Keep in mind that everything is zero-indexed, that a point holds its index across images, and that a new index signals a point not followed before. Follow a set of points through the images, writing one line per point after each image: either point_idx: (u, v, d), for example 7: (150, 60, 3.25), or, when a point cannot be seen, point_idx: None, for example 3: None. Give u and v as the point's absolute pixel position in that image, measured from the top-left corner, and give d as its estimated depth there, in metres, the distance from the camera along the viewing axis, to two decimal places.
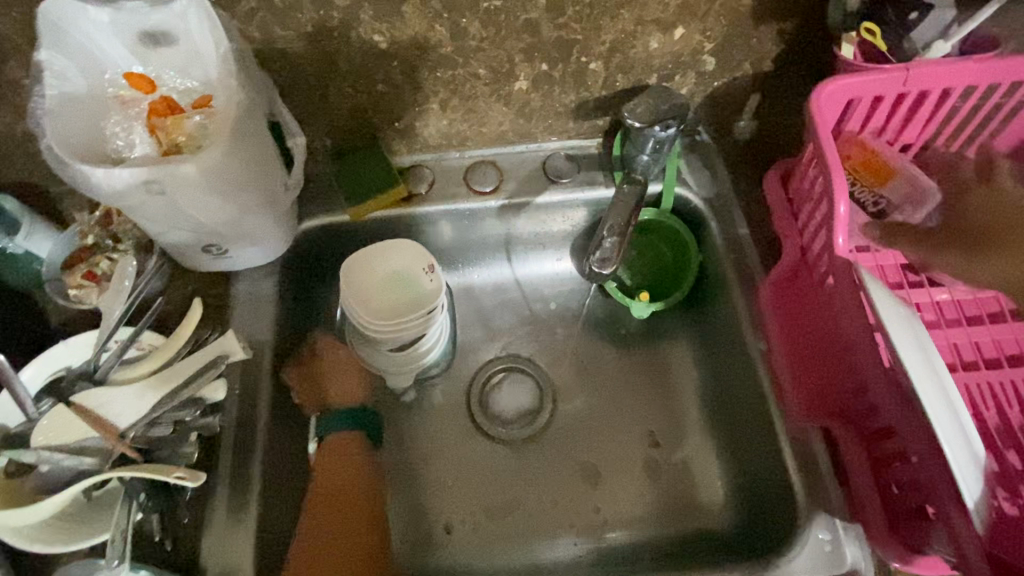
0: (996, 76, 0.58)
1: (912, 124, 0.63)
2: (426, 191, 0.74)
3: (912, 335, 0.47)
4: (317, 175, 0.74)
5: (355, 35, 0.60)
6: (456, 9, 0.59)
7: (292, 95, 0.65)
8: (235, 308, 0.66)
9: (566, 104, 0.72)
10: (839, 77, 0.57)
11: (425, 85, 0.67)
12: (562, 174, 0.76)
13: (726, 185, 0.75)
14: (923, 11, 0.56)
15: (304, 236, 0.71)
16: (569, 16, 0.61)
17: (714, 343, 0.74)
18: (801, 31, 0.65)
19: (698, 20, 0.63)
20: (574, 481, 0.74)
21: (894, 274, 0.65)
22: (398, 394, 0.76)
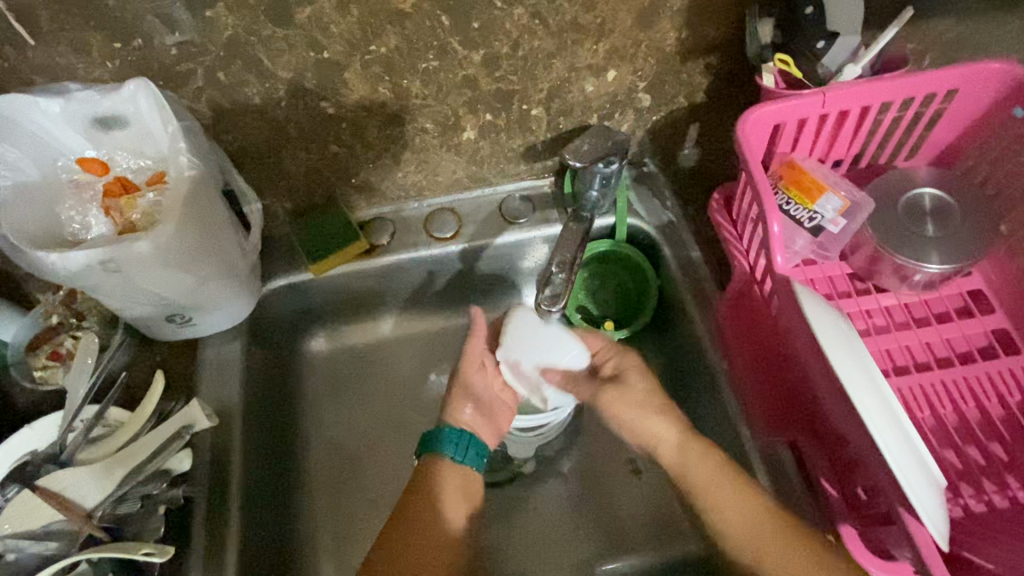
0: (908, 92, 0.61)
1: (839, 142, 0.66)
2: (388, 241, 0.76)
3: (846, 347, 0.48)
4: (281, 236, 0.76)
5: (303, 103, 0.62)
6: (396, 71, 0.61)
7: (248, 162, 0.67)
8: (203, 375, 0.66)
9: (515, 149, 0.75)
10: (761, 107, 0.60)
11: (375, 143, 0.69)
12: (519, 215, 0.79)
13: (677, 213, 0.79)
14: (828, 40, 0.58)
15: (267, 296, 0.73)
16: (504, 69, 0.64)
17: (680, 365, 0.77)
18: (725, 63, 0.69)
19: (628, 62, 0.67)
20: (562, 515, 0.75)
21: (841, 283, 0.66)
22: (376, 444, 0.77)
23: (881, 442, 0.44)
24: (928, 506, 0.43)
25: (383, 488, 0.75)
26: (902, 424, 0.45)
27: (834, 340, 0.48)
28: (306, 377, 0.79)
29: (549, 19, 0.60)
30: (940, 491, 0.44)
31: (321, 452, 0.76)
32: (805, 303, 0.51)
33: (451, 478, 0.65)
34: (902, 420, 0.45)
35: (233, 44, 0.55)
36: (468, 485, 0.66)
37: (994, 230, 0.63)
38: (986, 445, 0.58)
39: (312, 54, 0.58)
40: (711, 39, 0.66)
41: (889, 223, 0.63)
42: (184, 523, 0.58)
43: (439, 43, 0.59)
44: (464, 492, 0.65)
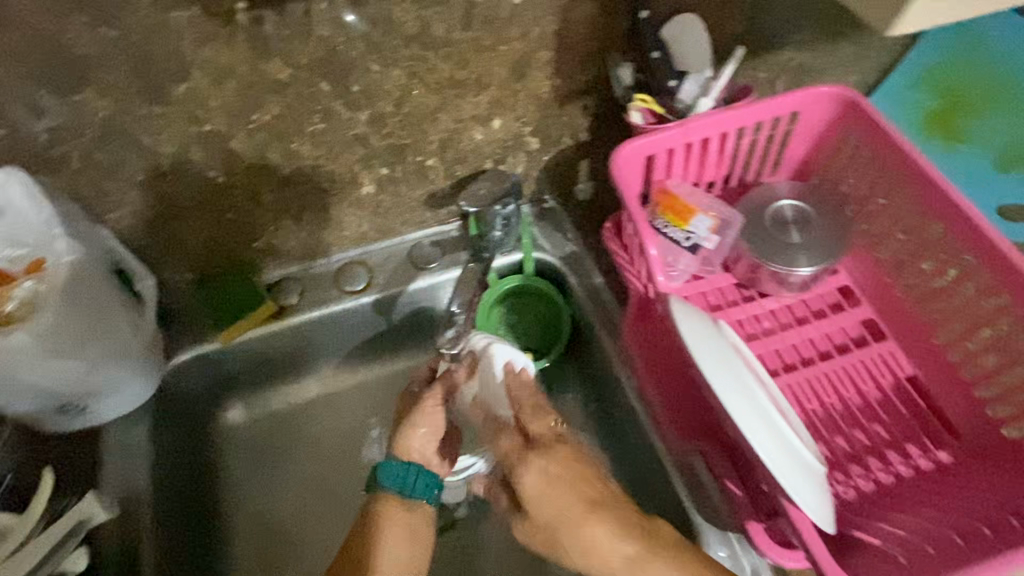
0: (757, 117, 0.68)
1: (708, 166, 0.72)
2: (297, 301, 0.76)
3: (720, 359, 0.50)
4: (185, 308, 0.74)
5: (191, 174, 0.62)
6: (283, 136, 0.63)
7: (140, 239, 0.66)
8: (108, 463, 0.64)
9: (417, 198, 0.78)
10: (629, 142, 0.65)
11: (271, 206, 0.70)
12: (430, 260, 0.81)
13: (579, 243, 0.83)
14: (678, 79, 0.65)
15: (173, 372, 0.72)
16: (391, 125, 0.67)
17: (598, 388, 0.80)
18: (601, 103, 0.75)
19: (510, 110, 0.71)
20: (501, 556, 0.76)
21: (729, 294, 0.72)
22: (303, 509, 0.76)
23: (756, 447, 0.47)
24: (807, 499, 0.46)
25: (314, 555, 0.73)
26: (774, 425, 0.48)
27: (707, 352, 0.50)
28: (223, 450, 0.77)
29: (427, 78, 0.63)
30: (814, 482, 0.48)
31: (248, 527, 0.74)
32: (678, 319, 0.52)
33: (399, 517, 0.58)
34: (775, 421, 0.49)
35: (109, 125, 0.55)
36: (418, 522, 0.59)
37: (848, 230, 0.70)
38: (869, 426, 0.63)
39: (194, 127, 0.58)
40: (583, 83, 0.71)
41: (761, 233, 0.69)
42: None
43: (323, 107, 0.61)
44: (412, 531, 0.58)
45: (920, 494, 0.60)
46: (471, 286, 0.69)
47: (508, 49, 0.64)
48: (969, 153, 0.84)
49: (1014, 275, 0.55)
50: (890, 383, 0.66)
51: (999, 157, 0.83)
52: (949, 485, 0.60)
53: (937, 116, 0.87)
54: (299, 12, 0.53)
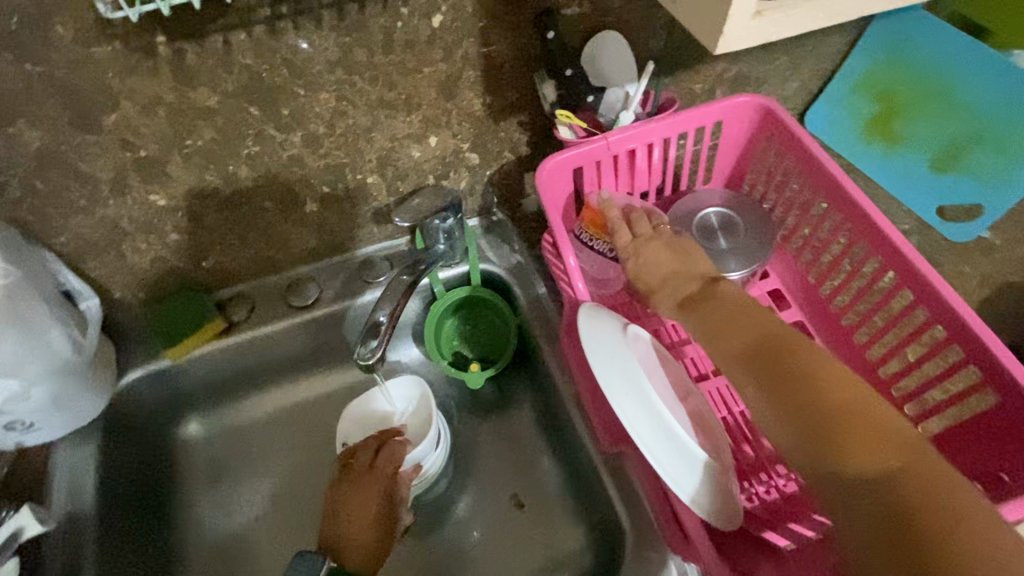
0: (680, 128, 0.71)
1: (638, 176, 0.75)
2: (246, 317, 0.79)
3: (623, 374, 0.52)
4: (139, 326, 0.77)
5: (131, 199, 0.65)
6: (219, 160, 0.66)
7: (88, 261, 0.69)
8: (54, 481, 0.67)
9: (362, 215, 0.80)
10: (552, 156, 0.68)
11: (216, 226, 0.73)
12: (378, 273, 0.83)
13: (525, 254, 0.85)
14: (596, 95, 0.69)
15: (125, 390, 0.74)
16: (327, 146, 0.69)
17: (545, 394, 0.82)
18: (536, 118, 0.77)
19: (445, 128, 0.74)
20: (450, 561, 0.78)
21: None
22: (255, 520, 0.78)
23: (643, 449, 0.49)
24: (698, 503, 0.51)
25: (264, 565, 0.75)
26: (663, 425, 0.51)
27: (609, 369, 0.52)
28: (179, 462, 0.79)
29: (357, 100, 0.66)
30: (698, 471, 0.51)
31: (199, 541, 0.76)
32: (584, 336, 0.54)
33: None
34: (674, 435, 0.51)
35: (44, 155, 0.58)
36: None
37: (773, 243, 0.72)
38: None
39: (130, 154, 0.61)
40: (515, 100, 0.74)
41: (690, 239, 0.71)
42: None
43: (255, 131, 0.64)
44: None
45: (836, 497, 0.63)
46: (397, 294, 0.70)
47: (434, 70, 0.67)
48: (907, 157, 0.88)
49: (911, 272, 0.59)
50: None
51: (933, 158, 0.86)
52: None
53: (875, 121, 0.89)
54: (219, 43, 0.56)
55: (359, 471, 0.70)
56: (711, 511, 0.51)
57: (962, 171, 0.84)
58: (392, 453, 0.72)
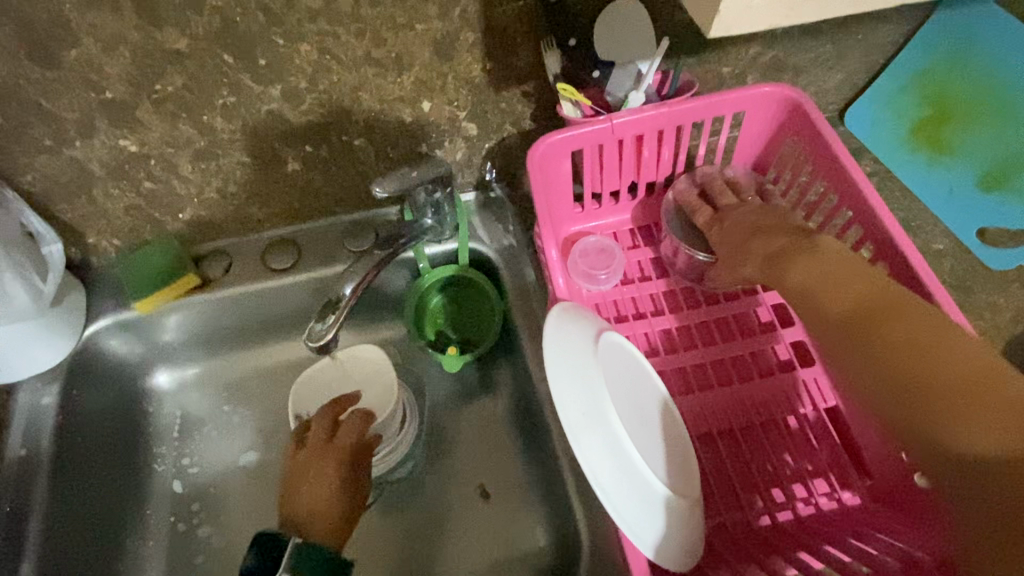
0: (696, 114, 0.64)
1: (645, 163, 0.68)
2: (223, 274, 0.76)
3: (582, 389, 0.48)
4: (113, 271, 0.75)
5: (98, 142, 0.62)
6: (192, 108, 0.61)
7: (57, 203, 0.66)
8: (13, 421, 0.67)
9: (349, 178, 0.76)
10: (550, 134, 0.62)
11: (193, 177, 0.69)
12: (362, 243, 0.79)
13: (518, 237, 0.80)
14: (603, 69, 0.62)
15: (93, 337, 0.72)
16: (309, 102, 0.65)
17: (524, 386, 0.78)
18: (541, 91, 0.70)
19: (440, 93, 0.68)
20: (407, 541, 0.76)
21: (658, 302, 0.69)
22: (217, 480, 0.77)
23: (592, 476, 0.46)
24: (641, 534, 0.47)
25: (220, 525, 0.74)
26: (617, 450, 0.47)
27: (569, 385, 0.48)
28: (148, 415, 0.79)
29: (341, 55, 0.61)
30: (649, 507, 0.48)
31: (158, 493, 0.76)
32: (547, 340, 0.50)
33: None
34: (621, 458, 0.47)
35: (2, 89, 0.55)
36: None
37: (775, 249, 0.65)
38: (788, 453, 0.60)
39: (94, 95, 0.57)
40: (518, 70, 0.67)
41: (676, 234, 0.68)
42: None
43: (229, 79, 0.60)
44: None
45: (811, 537, 0.56)
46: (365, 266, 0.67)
47: (428, 28, 0.61)
48: (953, 171, 0.79)
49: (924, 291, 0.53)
50: (810, 415, 0.62)
51: (981, 176, 0.77)
52: (856, 529, 0.56)
53: (924, 126, 0.80)
54: None
55: (320, 447, 0.68)
56: (659, 543, 0.48)
57: (1012, 195, 0.76)
58: (352, 424, 0.69)
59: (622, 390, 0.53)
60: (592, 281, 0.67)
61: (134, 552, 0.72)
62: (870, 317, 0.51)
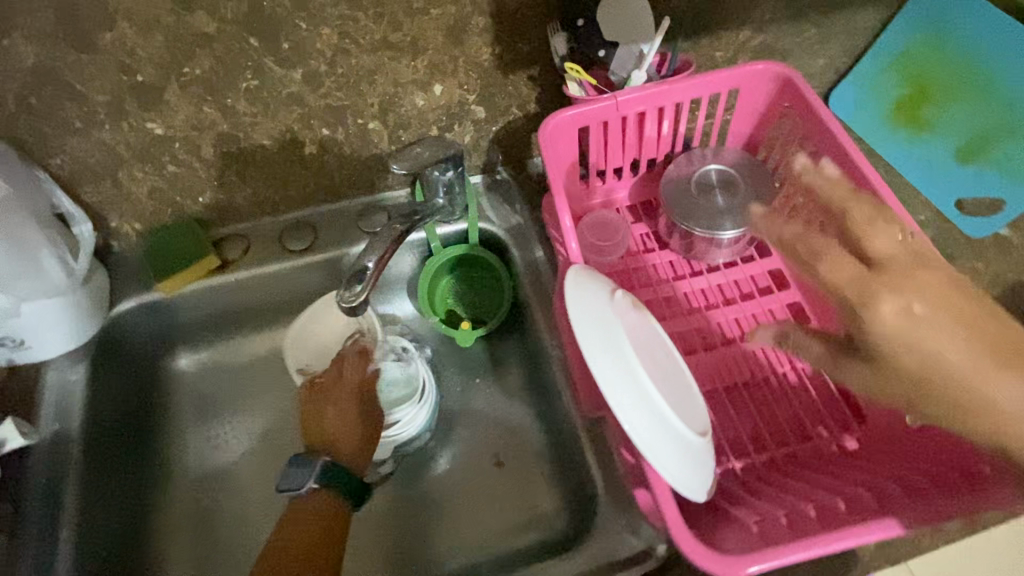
0: (695, 92, 0.68)
1: (647, 141, 0.73)
2: (242, 256, 0.79)
3: (606, 340, 0.52)
4: (135, 255, 0.77)
5: (127, 125, 0.64)
6: (217, 91, 0.64)
7: (83, 186, 0.69)
8: (44, 400, 0.69)
9: (362, 160, 0.79)
10: (559, 112, 0.65)
11: (215, 160, 0.72)
12: (377, 225, 0.81)
13: (525, 216, 0.84)
14: (608, 49, 0.65)
15: (118, 317, 0.75)
16: (328, 86, 0.68)
17: (534, 357, 0.82)
18: (546, 74, 0.74)
19: (451, 76, 0.72)
20: (426, 509, 0.79)
21: (661, 272, 0.73)
22: (239, 454, 0.79)
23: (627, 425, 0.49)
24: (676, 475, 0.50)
25: (244, 497, 0.77)
26: (647, 396, 0.50)
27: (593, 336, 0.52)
28: (170, 396, 0.81)
29: (360, 39, 0.64)
30: (683, 453, 0.50)
31: (182, 472, 0.78)
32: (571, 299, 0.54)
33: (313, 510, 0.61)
34: (651, 402, 0.50)
35: (38, 72, 0.57)
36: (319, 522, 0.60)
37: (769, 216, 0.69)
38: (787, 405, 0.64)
39: (125, 77, 0.60)
40: (525, 54, 0.71)
41: (678, 200, 0.69)
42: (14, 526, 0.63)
43: (254, 63, 0.63)
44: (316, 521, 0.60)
45: (815, 473, 0.60)
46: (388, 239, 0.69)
47: (442, 13, 0.64)
48: (932, 146, 0.84)
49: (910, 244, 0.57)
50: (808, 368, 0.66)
51: (959, 147, 0.82)
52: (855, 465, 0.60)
53: (903, 106, 0.86)
54: None
55: (359, 389, 0.72)
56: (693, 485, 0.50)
57: (990, 163, 0.81)
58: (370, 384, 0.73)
59: (657, 346, 0.55)
60: (599, 253, 0.72)
61: (161, 527, 0.74)
62: (876, 299, 0.49)
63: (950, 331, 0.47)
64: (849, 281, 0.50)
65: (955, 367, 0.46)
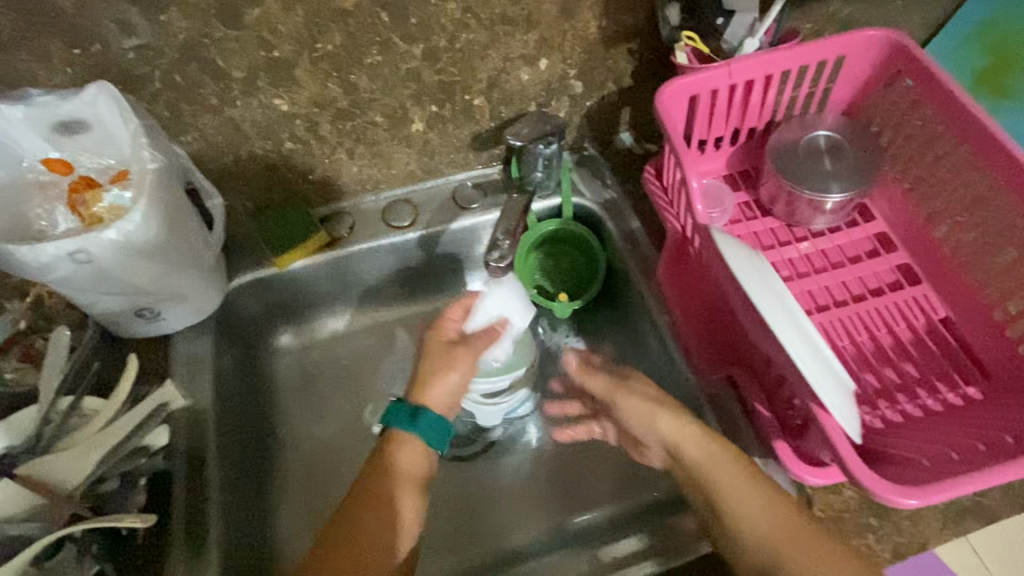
0: (804, 60, 0.69)
1: (750, 111, 0.74)
2: (348, 233, 0.81)
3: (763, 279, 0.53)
4: (243, 233, 0.79)
5: (257, 101, 0.66)
6: (343, 67, 0.66)
7: (208, 163, 0.71)
8: (173, 366, 0.68)
9: (462, 137, 0.80)
10: (676, 81, 0.67)
11: (329, 138, 0.74)
12: (472, 201, 0.84)
13: (617, 190, 0.85)
14: (725, 17, 0.68)
15: (235, 291, 0.76)
16: (444, 61, 0.70)
17: (631, 325, 0.82)
18: (646, 47, 0.76)
19: (557, 51, 0.73)
20: (533, 481, 0.78)
21: (766, 237, 0.74)
22: (350, 426, 0.80)
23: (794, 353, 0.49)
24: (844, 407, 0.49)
25: (357, 466, 0.78)
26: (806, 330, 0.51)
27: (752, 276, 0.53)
28: (277, 370, 0.82)
29: (481, 13, 0.66)
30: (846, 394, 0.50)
31: (295, 443, 0.79)
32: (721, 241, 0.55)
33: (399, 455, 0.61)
34: (810, 333, 0.51)
35: (187, 47, 0.59)
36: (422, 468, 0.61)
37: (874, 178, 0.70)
38: (913, 360, 0.65)
39: (263, 53, 0.62)
40: (630, 27, 0.73)
41: (789, 167, 0.71)
42: (164, 490, 0.61)
43: (382, 38, 0.65)
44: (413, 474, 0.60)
45: (948, 421, 0.60)
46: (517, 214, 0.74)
47: None
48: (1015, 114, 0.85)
49: None
50: (923, 325, 0.68)
51: None
52: (986, 412, 0.60)
53: (985, 76, 0.86)
54: None
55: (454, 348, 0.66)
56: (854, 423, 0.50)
57: None
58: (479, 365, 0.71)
59: None
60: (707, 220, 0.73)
61: (279, 494, 0.75)
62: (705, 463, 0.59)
63: (782, 550, 0.53)
64: (642, 400, 0.65)
65: (754, 528, 0.55)
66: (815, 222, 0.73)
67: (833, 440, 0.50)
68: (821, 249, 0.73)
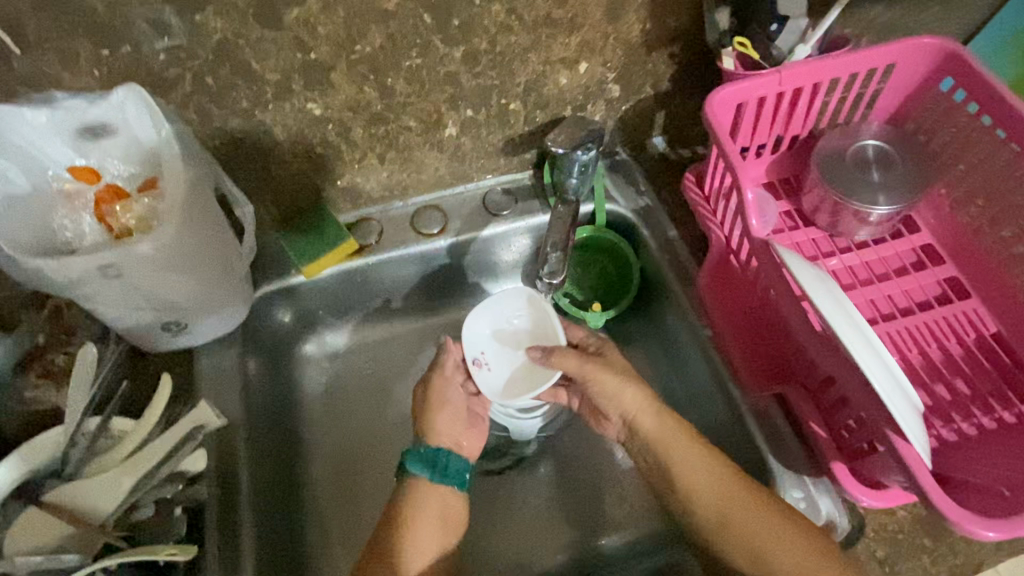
0: (853, 67, 0.67)
1: (795, 117, 0.72)
2: (376, 241, 0.78)
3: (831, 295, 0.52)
4: (266, 240, 0.76)
5: (289, 105, 0.63)
6: (381, 70, 0.63)
7: (235, 169, 0.68)
8: (201, 380, 0.65)
9: (494, 142, 0.77)
10: (725, 87, 0.65)
11: (360, 143, 0.71)
12: (502, 208, 0.81)
13: (652, 196, 0.82)
14: (779, 23, 0.65)
15: (260, 301, 0.73)
16: (484, 65, 0.67)
17: (665, 336, 0.80)
18: (687, 51, 0.73)
19: (598, 55, 0.71)
20: (567, 498, 0.76)
21: (809, 248, 0.72)
22: (379, 439, 0.78)
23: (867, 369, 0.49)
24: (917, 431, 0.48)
25: (387, 481, 0.75)
26: (875, 347, 0.51)
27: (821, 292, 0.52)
28: (302, 381, 0.79)
29: (525, 15, 0.64)
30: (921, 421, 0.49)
31: (322, 456, 0.76)
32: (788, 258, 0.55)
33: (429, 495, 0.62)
34: (880, 351, 0.51)
35: (222, 49, 0.56)
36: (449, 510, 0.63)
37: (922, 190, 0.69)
38: (968, 375, 0.64)
39: (300, 55, 0.59)
40: (674, 30, 0.70)
41: (836, 174, 0.69)
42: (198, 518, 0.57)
43: (422, 40, 0.62)
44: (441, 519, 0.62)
45: (1005, 439, 0.59)
46: (563, 227, 0.75)
47: None
48: None
49: None
50: (973, 339, 0.67)
51: None
52: None
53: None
54: None
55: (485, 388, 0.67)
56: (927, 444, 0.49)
57: None
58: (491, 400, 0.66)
59: None
60: None
61: (307, 509, 0.72)
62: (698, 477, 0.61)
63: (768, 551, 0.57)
64: (638, 405, 0.65)
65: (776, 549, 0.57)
66: (859, 233, 0.71)
67: (911, 468, 0.49)
68: (869, 260, 0.71)
